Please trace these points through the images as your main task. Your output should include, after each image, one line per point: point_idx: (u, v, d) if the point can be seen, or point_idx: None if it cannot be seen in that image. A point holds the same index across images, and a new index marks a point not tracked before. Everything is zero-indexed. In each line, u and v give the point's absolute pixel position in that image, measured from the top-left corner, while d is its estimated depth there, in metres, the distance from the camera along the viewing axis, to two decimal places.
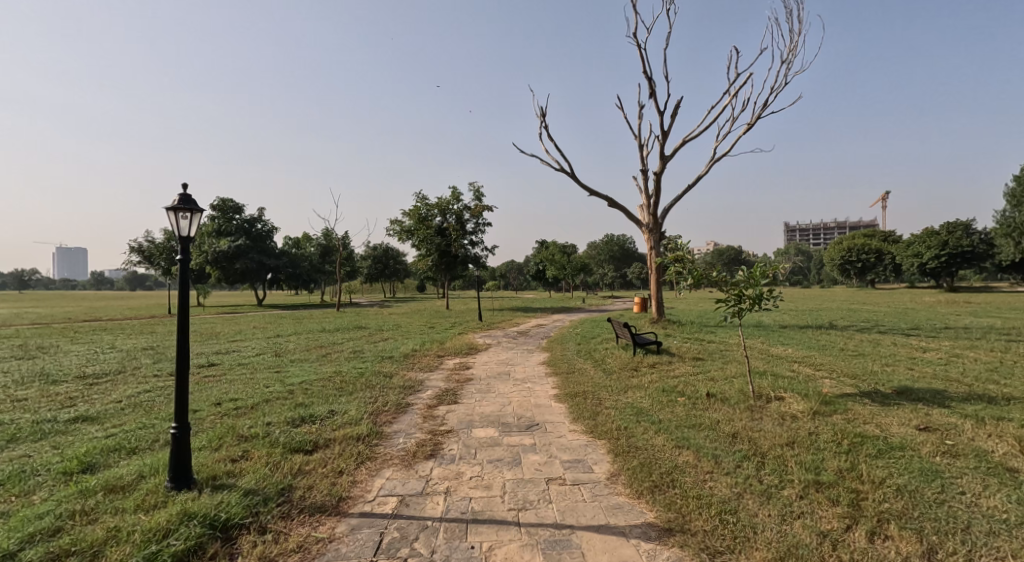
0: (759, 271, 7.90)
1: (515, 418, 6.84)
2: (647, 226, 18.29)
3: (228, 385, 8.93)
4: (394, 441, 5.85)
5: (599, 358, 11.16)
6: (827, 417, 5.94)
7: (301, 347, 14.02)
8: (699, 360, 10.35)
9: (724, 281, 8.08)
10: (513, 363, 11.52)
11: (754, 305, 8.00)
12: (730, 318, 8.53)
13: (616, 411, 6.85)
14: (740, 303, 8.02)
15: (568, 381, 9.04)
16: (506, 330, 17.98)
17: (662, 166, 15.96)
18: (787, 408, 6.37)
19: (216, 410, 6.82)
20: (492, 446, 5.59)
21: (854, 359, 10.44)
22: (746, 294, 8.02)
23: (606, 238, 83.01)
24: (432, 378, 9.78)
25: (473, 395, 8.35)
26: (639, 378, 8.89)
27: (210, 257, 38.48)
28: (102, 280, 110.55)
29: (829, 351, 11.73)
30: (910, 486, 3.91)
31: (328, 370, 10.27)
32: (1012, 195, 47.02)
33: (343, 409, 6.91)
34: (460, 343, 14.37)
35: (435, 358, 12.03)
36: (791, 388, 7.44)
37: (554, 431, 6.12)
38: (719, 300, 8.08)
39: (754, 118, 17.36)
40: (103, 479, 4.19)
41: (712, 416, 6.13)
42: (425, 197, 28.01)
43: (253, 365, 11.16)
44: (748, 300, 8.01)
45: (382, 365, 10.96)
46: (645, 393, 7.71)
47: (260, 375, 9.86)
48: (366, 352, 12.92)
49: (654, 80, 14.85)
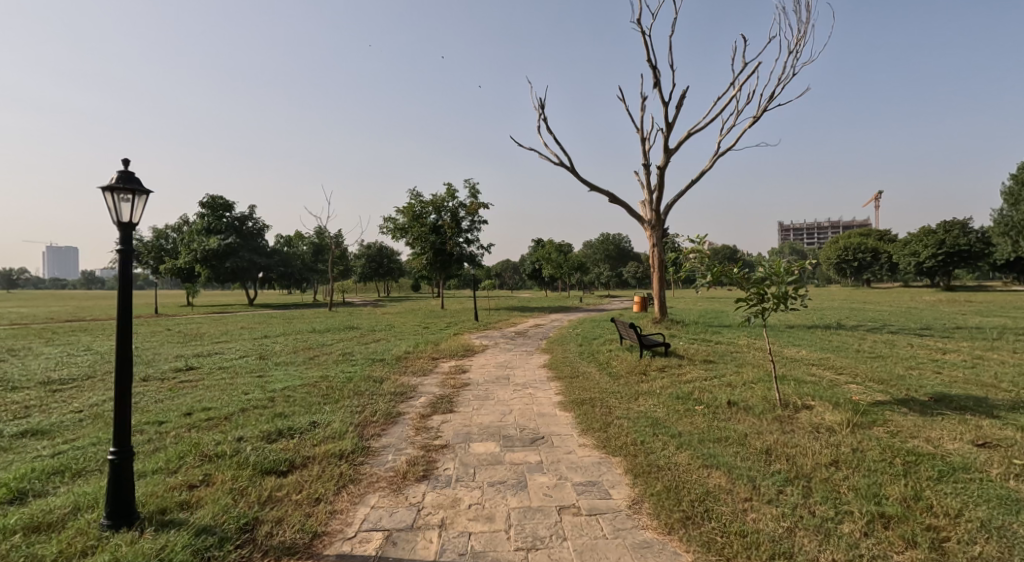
0: (783, 269, 7.20)
1: (516, 430, 6.17)
2: (650, 222, 17.66)
3: (203, 391, 8.22)
4: (383, 458, 5.19)
5: (604, 360, 10.49)
6: (868, 430, 5.29)
7: (288, 350, 13.28)
8: (711, 364, 9.70)
9: (744, 277, 7.42)
10: (513, 366, 10.87)
11: (778, 304, 7.39)
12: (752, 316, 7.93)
13: (629, 421, 6.19)
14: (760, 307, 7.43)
15: (572, 387, 8.39)
16: (504, 331, 17.29)
17: (667, 160, 15.31)
18: (820, 419, 5.73)
19: (184, 423, 6.12)
20: (493, 465, 4.92)
21: (876, 362, 9.82)
22: (769, 292, 7.40)
23: (602, 237, 82.59)
24: (427, 383, 9.10)
25: (470, 402, 7.69)
26: (650, 383, 8.23)
27: (199, 256, 37.60)
28: (93, 280, 109.22)
29: (845, 353, 11.13)
30: (994, 523, 3.29)
31: (314, 375, 9.58)
32: (1009, 193, 46.62)
33: (327, 420, 6.23)
34: (456, 344, 13.68)
35: (429, 361, 11.36)
36: (818, 395, 6.81)
37: (562, 446, 5.47)
38: (739, 300, 7.46)
39: (760, 113, 16.75)
40: (28, 513, 3.52)
41: (739, 429, 5.50)
42: (420, 194, 27.33)
43: (234, 369, 10.47)
44: (771, 300, 7.37)
45: (373, 369, 10.29)
46: (658, 401, 7.06)
47: (240, 380, 9.18)
48: (356, 354, 12.24)
49: (659, 69, 14.16)
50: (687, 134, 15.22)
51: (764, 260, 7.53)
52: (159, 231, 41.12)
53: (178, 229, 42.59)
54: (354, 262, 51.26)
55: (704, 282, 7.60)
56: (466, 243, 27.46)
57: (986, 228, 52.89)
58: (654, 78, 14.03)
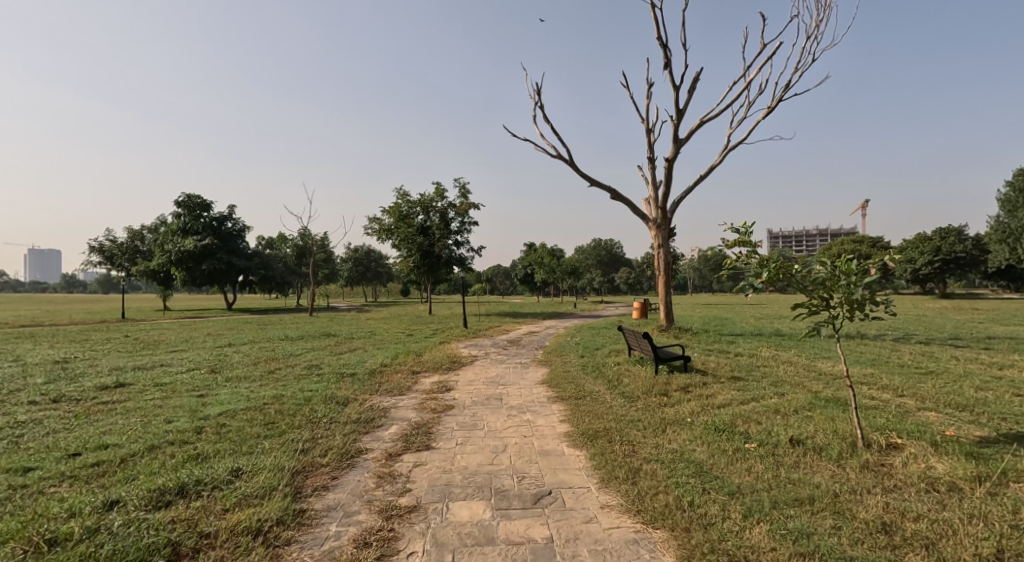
0: (856, 267, 5.76)
1: (513, 482, 4.58)
2: (655, 221, 16.19)
3: (119, 417, 6.55)
4: (324, 531, 3.60)
5: (613, 377, 8.89)
6: (1009, 492, 3.75)
7: (246, 361, 11.57)
8: (742, 383, 8.13)
9: (804, 277, 6.03)
10: (505, 382, 9.27)
11: (851, 312, 5.99)
12: (819, 327, 6.53)
13: (664, 469, 4.64)
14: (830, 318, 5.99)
15: (580, 413, 6.79)
16: (494, 339, 15.70)
17: (676, 151, 13.84)
18: (931, 468, 4.19)
19: (58, 472, 4.47)
20: (480, 549, 3.40)
21: (934, 380, 8.30)
22: (837, 296, 6.02)
23: (596, 241, 82.11)
24: (402, 406, 7.48)
25: (454, 433, 6.12)
26: (674, 410, 6.71)
27: (173, 258, 35.84)
28: (73, 281, 106.71)
29: (887, 368, 9.68)
30: None
31: (266, 395, 7.91)
32: (1006, 199, 45.75)
33: (256, 464, 4.60)
34: (440, 356, 11.99)
35: (409, 376, 9.72)
36: (899, 428, 5.29)
37: (579, 512, 3.89)
38: (802, 307, 6.10)
39: (774, 103, 15.27)
40: None
41: (825, 487, 3.94)
42: (406, 193, 25.75)
43: (174, 386, 8.75)
44: (840, 304, 6.00)
45: (340, 386, 8.64)
46: (694, 435, 5.52)
47: (173, 401, 7.52)
48: (323, 367, 10.57)
49: (669, 48, 12.65)
50: (699, 123, 13.77)
51: (829, 257, 6.12)
52: (134, 231, 39.19)
53: (153, 229, 40.64)
54: (340, 266, 49.78)
55: (759, 284, 6.02)
56: (455, 245, 25.82)
57: (981, 235, 52.21)
58: (664, 57, 12.51)
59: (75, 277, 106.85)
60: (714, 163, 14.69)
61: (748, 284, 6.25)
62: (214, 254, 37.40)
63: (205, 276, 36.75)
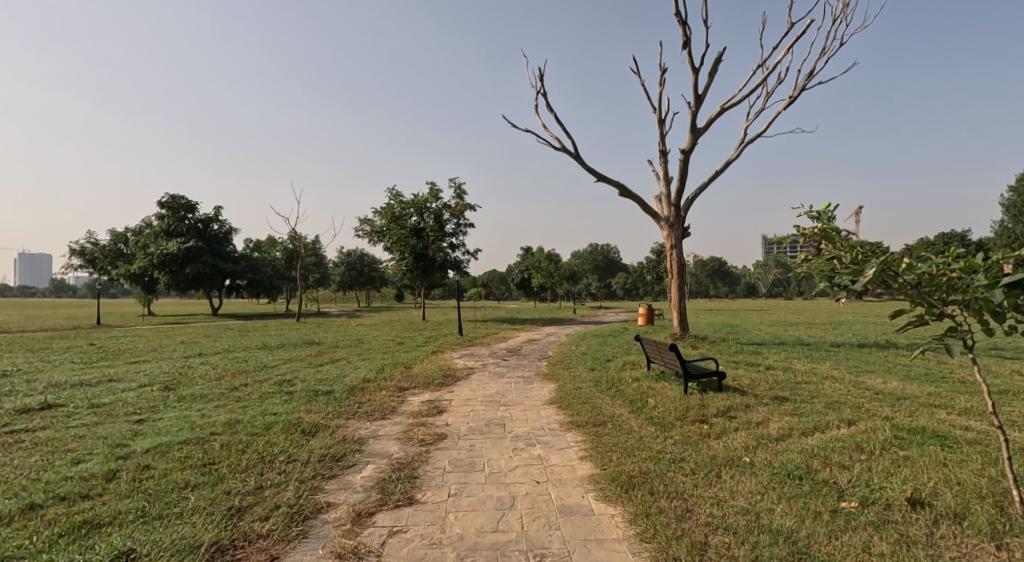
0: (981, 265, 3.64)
1: None
2: (668, 219, 14.89)
3: (18, 455, 5.12)
4: None
5: (635, 397, 7.51)
6: None
7: (211, 375, 10.12)
8: (792, 406, 6.76)
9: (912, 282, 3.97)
10: (508, 403, 7.89)
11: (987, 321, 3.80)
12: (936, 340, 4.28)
13: (740, 546, 3.29)
14: (959, 334, 3.84)
15: (605, 448, 5.41)
16: (493, 348, 14.32)
17: (693, 141, 12.55)
18: None
19: None
20: None
21: (1016, 402, 6.95)
22: (960, 302, 3.90)
23: (591, 245, 81.18)
24: (383, 436, 6.08)
25: (447, 478, 4.75)
26: (723, 444, 5.35)
27: (156, 260, 34.35)
28: (62, 286, 104.81)
29: (949, 384, 8.35)
30: None
31: (217, 421, 6.48)
32: (1011, 204, 44.74)
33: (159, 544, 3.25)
34: (432, 368, 10.56)
35: (395, 395, 8.32)
36: None
37: None
38: (910, 320, 4.06)
39: (797, 92, 13.76)
40: None
41: None
42: (399, 193, 24.42)
43: (113, 408, 7.31)
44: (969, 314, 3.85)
45: (311, 408, 7.21)
46: (764, 485, 4.15)
47: (100, 432, 6.08)
48: (297, 383, 9.14)
49: (688, 25, 11.36)
50: (720, 110, 12.47)
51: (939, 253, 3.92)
52: (117, 233, 37.68)
53: (138, 231, 39.12)
54: (333, 270, 48.48)
55: (849, 289, 4.12)
56: (449, 248, 24.49)
57: (984, 240, 51.19)
58: (683, 36, 11.22)
59: (65, 281, 104.69)
60: (731, 157, 13.47)
61: (836, 288, 4.31)
62: (199, 257, 35.90)
63: (189, 279, 35.21)
